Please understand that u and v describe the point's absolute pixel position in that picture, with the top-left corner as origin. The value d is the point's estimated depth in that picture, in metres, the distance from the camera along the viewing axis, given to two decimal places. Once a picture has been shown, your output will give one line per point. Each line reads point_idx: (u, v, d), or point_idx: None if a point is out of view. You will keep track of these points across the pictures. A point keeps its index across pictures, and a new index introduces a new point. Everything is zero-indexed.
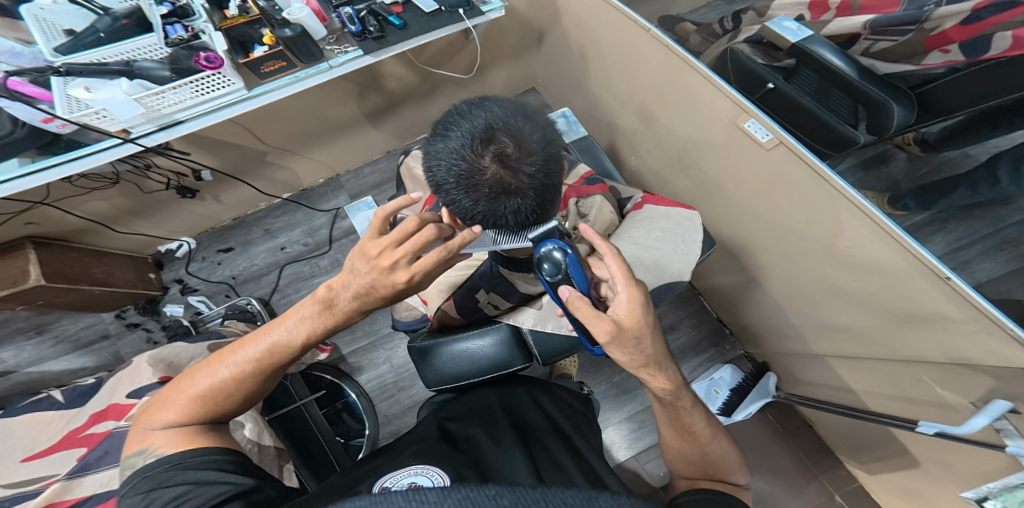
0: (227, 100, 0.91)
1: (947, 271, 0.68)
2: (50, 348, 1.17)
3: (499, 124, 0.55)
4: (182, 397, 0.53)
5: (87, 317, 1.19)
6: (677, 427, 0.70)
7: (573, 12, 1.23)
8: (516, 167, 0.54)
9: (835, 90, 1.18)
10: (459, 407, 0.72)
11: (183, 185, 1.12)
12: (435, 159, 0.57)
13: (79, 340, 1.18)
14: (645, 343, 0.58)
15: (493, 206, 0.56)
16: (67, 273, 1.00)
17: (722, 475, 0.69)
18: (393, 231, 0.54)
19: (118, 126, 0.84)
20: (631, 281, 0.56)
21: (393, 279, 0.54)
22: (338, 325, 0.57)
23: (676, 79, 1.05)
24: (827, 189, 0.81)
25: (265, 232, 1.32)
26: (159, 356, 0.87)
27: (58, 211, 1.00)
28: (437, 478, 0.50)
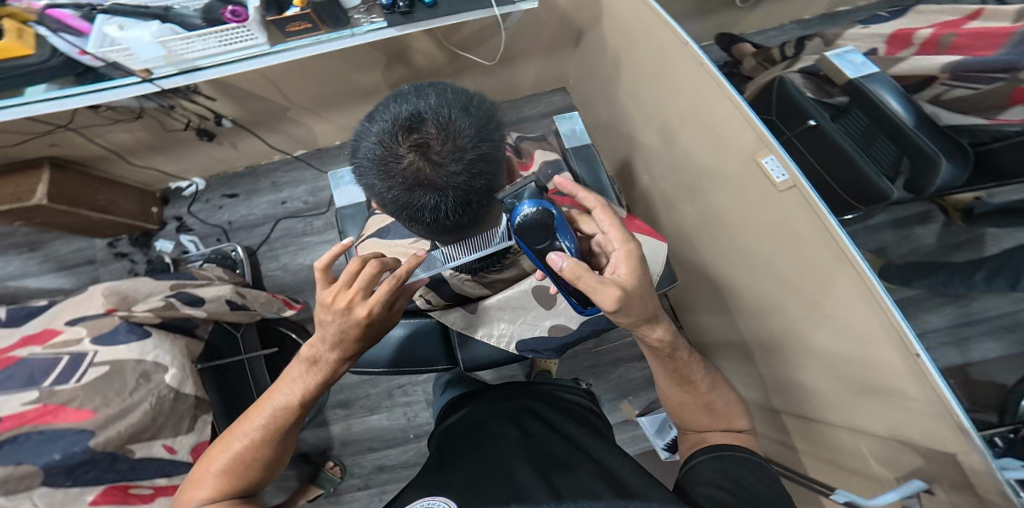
0: (251, 52, 0.97)
1: (919, 349, 0.67)
2: (35, 265, 1.31)
3: (428, 114, 0.55)
4: (208, 476, 0.58)
5: (79, 242, 1.33)
6: (674, 378, 0.74)
7: (615, 16, 1.18)
8: (436, 161, 0.55)
9: (881, 136, 1.13)
10: (457, 427, 0.79)
11: (202, 127, 1.19)
12: (359, 140, 0.59)
13: (64, 261, 1.32)
14: (646, 298, 0.62)
15: (409, 197, 0.57)
16: (71, 198, 1.12)
17: (729, 424, 0.74)
18: (341, 275, 0.58)
19: (142, 66, 0.91)
20: (625, 238, 0.61)
21: (354, 318, 0.58)
22: (328, 378, 0.64)
23: (705, 100, 1.00)
24: (825, 243, 0.79)
25: (272, 185, 1.41)
26: (115, 289, 0.90)
27: (79, 138, 1.09)
28: (445, 503, 0.56)
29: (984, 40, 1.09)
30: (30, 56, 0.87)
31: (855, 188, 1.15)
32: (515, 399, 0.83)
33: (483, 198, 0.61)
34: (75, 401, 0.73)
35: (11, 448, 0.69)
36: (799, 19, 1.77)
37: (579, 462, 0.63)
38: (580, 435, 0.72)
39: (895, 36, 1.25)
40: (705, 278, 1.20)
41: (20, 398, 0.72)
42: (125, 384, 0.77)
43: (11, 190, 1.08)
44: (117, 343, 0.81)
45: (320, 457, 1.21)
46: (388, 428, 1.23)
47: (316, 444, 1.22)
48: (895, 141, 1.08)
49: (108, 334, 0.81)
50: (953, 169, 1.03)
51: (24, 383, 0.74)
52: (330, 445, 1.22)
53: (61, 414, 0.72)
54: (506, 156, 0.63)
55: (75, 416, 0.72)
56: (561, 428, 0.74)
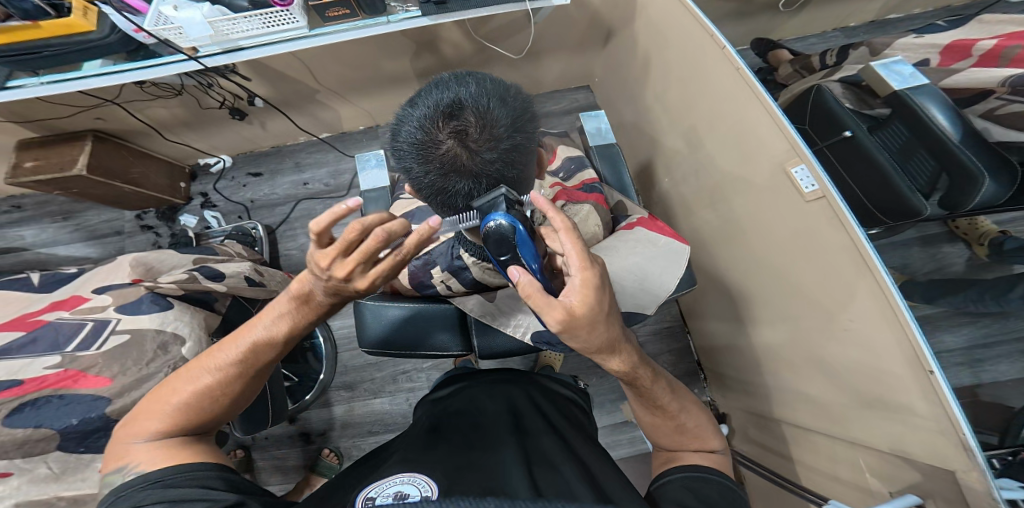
0: (291, 35, 0.98)
1: (933, 366, 0.66)
2: (66, 234, 1.38)
3: (468, 102, 0.56)
4: (164, 406, 0.57)
5: (109, 213, 1.39)
6: (646, 402, 0.68)
7: (648, 16, 1.16)
8: (472, 149, 0.55)
9: (921, 151, 1.09)
10: (455, 406, 0.80)
11: (236, 106, 1.22)
12: (400, 125, 0.60)
13: (95, 231, 1.38)
14: (599, 329, 0.56)
15: (443, 182, 0.58)
16: (108, 170, 1.16)
17: (702, 444, 0.69)
18: (339, 239, 0.54)
19: (189, 44, 0.93)
20: (585, 263, 0.55)
21: (354, 285, 0.58)
22: (317, 317, 0.63)
23: (736, 104, 0.98)
24: (852, 255, 0.77)
25: (295, 166, 1.44)
26: (141, 260, 0.94)
27: (122, 111, 1.14)
28: (424, 488, 0.55)
29: None
30: (91, 33, 0.88)
31: (886, 203, 1.11)
32: (522, 385, 0.84)
33: (514, 188, 0.62)
34: (94, 369, 0.75)
35: (31, 412, 0.71)
36: (843, 27, 1.70)
37: (567, 462, 0.63)
38: (573, 438, 0.72)
39: (951, 47, 1.19)
40: (719, 287, 1.17)
41: (42, 364, 0.76)
42: (142, 353, 0.78)
43: (53, 160, 1.13)
44: (140, 313, 0.83)
45: (321, 437, 1.24)
46: (389, 413, 1.26)
47: (318, 424, 1.25)
48: (936, 155, 1.05)
49: (132, 303, 0.84)
50: (994, 188, 1.00)
51: (48, 346, 0.78)
52: (331, 426, 1.25)
53: (81, 380, 0.74)
54: (538, 150, 0.63)
55: (93, 383, 0.74)
56: (556, 425, 0.74)
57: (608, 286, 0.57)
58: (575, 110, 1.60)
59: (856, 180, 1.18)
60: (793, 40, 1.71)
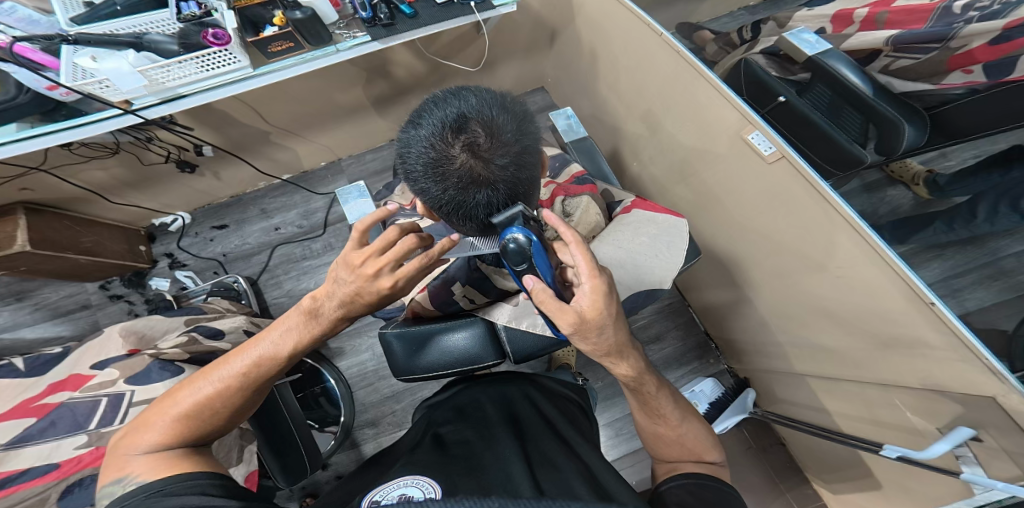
0: (234, 76, 0.92)
1: (932, 297, 0.71)
2: (27, 314, 1.18)
3: (472, 113, 0.54)
4: (165, 417, 0.51)
5: (69, 286, 1.20)
6: (646, 411, 0.70)
7: (587, 14, 1.23)
8: (484, 160, 0.53)
9: (848, 108, 1.19)
10: (450, 412, 0.74)
11: (183, 159, 1.12)
12: (406, 147, 0.57)
13: (59, 308, 1.19)
14: (608, 332, 0.57)
15: (462, 196, 0.55)
16: (54, 241, 1.01)
17: (700, 456, 0.68)
18: (376, 241, 0.57)
19: (120, 97, 0.84)
20: (596, 271, 0.54)
21: (377, 285, 0.56)
22: (320, 336, 0.59)
23: (686, 87, 1.05)
24: (827, 209, 0.83)
25: (262, 212, 1.33)
26: (131, 328, 0.86)
27: (55, 178, 1.01)
28: (427, 490, 0.50)
29: (914, 16, 1.19)
30: None
31: (833, 156, 1.22)
32: (517, 386, 0.80)
33: (529, 192, 0.60)
34: None
35: (82, 492, 0.64)
36: (744, 7, 1.88)
37: (567, 458, 0.59)
38: (570, 434, 0.67)
39: (836, 16, 1.35)
40: (711, 257, 1.21)
41: (70, 445, 0.69)
42: None
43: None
44: (151, 382, 0.75)
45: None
46: None
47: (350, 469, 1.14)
48: (860, 110, 1.16)
49: (142, 374, 0.76)
50: (913, 132, 1.09)
51: (69, 427, 0.71)
52: None
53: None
54: (543, 155, 0.62)
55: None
56: (555, 423, 0.70)
57: (617, 291, 0.57)
58: (537, 112, 1.64)
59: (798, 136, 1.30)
60: (709, 21, 1.89)
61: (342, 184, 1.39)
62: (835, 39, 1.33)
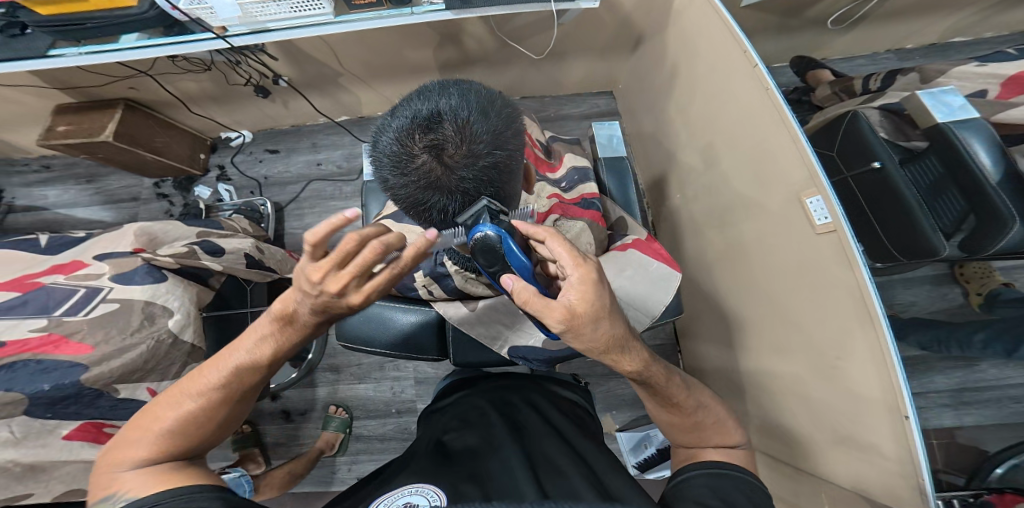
0: (317, 20, 1.01)
1: (909, 411, 0.66)
2: (86, 196, 1.48)
3: (447, 114, 0.56)
4: (150, 435, 0.53)
5: (129, 180, 1.49)
6: (660, 400, 0.68)
7: (682, 26, 1.13)
8: (448, 163, 0.56)
9: (953, 189, 1.01)
10: (456, 419, 0.78)
11: (261, 84, 1.26)
12: (381, 135, 0.61)
13: (113, 196, 1.48)
14: (602, 327, 0.54)
15: (423, 195, 0.59)
16: (133, 137, 1.24)
17: (721, 440, 0.70)
18: (332, 254, 0.51)
19: (218, 23, 0.97)
20: (579, 260, 0.54)
21: (347, 301, 0.55)
22: (300, 339, 0.60)
23: (759, 126, 0.94)
24: (852, 296, 0.75)
25: (312, 145, 1.49)
26: (146, 230, 0.97)
27: (155, 83, 1.20)
28: (432, 498, 0.55)
29: None
30: (130, 8, 0.92)
31: (902, 241, 1.07)
32: (522, 391, 0.85)
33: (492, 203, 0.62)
34: (77, 335, 0.78)
35: (7, 375, 0.74)
36: (895, 50, 1.64)
37: (567, 460, 0.64)
38: (576, 438, 0.72)
39: (1015, 78, 1.07)
40: (716, 312, 1.16)
41: (27, 326, 0.79)
42: (128, 323, 0.82)
43: (86, 125, 1.20)
44: (132, 283, 0.87)
45: (301, 416, 1.33)
46: (372, 397, 1.33)
47: (299, 404, 1.33)
48: (967, 197, 0.98)
49: (127, 273, 0.88)
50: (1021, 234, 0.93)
51: (37, 309, 0.82)
52: (312, 407, 1.33)
53: (61, 346, 0.77)
54: (519, 167, 0.63)
55: (73, 350, 0.77)
56: (557, 427, 0.75)
57: (608, 282, 0.55)
58: (593, 114, 1.58)
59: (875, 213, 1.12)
60: (839, 60, 1.65)
61: None
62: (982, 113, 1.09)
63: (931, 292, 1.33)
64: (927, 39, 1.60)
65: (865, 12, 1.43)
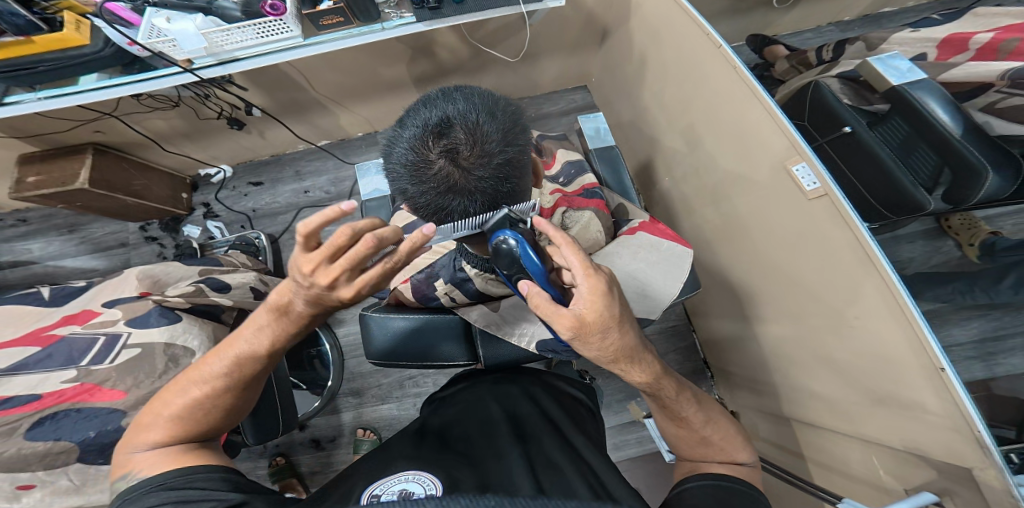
0: (285, 44, 0.98)
1: (943, 363, 0.68)
2: (73, 246, 1.37)
3: (456, 119, 0.55)
4: (161, 418, 0.55)
5: (114, 225, 1.37)
6: (670, 415, 0.69)
7: (644, 17, 1.17)
8: (463, 167, 0.55)
9: (922, 145, 1.07)
10: (456, 411, 0.76)
11: (233, 116, 1.21)
12: (393, 148, 0.59)
13: (101, 243, 1.37)
14: (612, 336, 0.56)
15: (441, 201, 0.57)
16: (110, 182, 1.15)
17: (729, 457, 0.68)
18: (325, 245, 0.51)
19: (183, 56, 0.92)
20: (590, 270, 0.55)
21: (338, 295, 0.54)
22: (295, 329, 0.58)
23: (738, 106, 0.98)
24: (859, 255, 0.78)
25: (296, 173, 1.44)
26: (148, 272, 0.91)
27: (122, 124, 1.13)
28: (427, 486, 0.54)
29: None
30: (84, 46, 0.87)
31: (888, 197, 1.11)
32: (522, 383, 0.81)
33: (510, 204, 0.61)
34: (109, 382, 0.75)
35: (51, 425, 0.73)
36: (837, 22, 1.76)
37: (567, 461, 0.62)
38: (573, 432, 0.70)
39: (947, 41, 1.18)
40: (724, 286, 1.18)
41: (58, 378, 0.76)
42: (154, 366, 0.77)
43: (56, 174, 1.12)
44: (149, 325, 0.81)
45: (331, 443, 1.25)
46: (398, 418, 1.27)
47: (328, 431, 1.26)
48: (937, 149, 1.04)
49: (141, 317, 0.82)
50: (999, 182, 0.99)
51: (63, 360, 0.78)
52: (340, 432, 1.26)
53: (95, 393, 0.74)
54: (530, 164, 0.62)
55: (107, 396, 0.75)
56: (556, 419, 0.73)
57: (618, 291, 0.57)
58: (573, 110, 1.62)
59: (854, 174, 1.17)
60: (788, 35, 1.76)
61: (373, 155, 1.46)
62: (935, 69, 1.17)
63: (924, 246, 1.42)
64: (862, 10, 1.73)
65: None
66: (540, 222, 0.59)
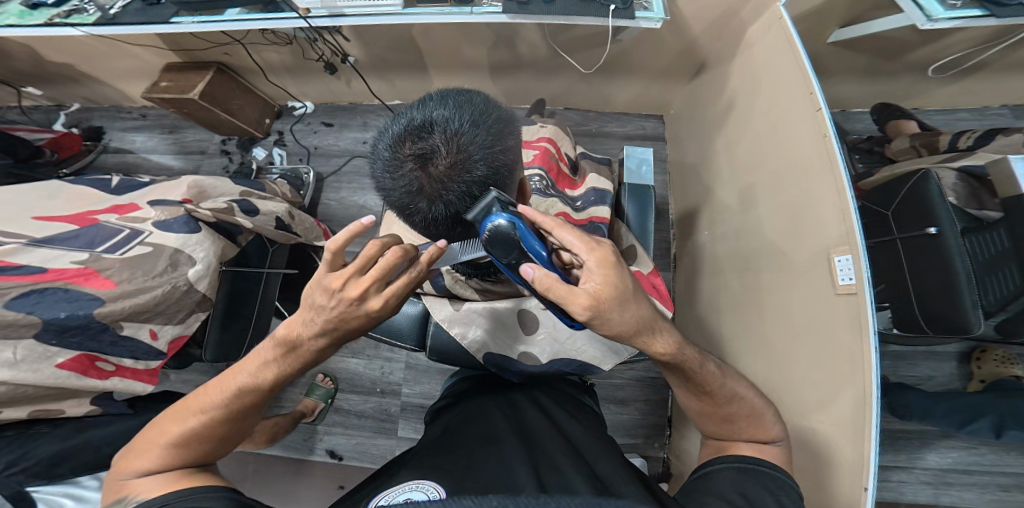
0: (386, 11, 1.08)
1: (869, 485, 0.68)
2: (164, 145, 1.73)
3: (439, 128, 0.61)
4: (155, 448, 0.58)
5: (202, 135, 1.71)
6: (693, 389, 0.68)
7: (751, 59, 1.07)
8: (432, 170, 0.61)
9: (1010, 267, 0.93)
10: (461, 415, 0.78)
11: (331, 62, 1.39)
12: (380, 139, 0.66)
13: (185, 147, 1.71)
14: (629, 308, 0.55)
15: (409, 199, 0.64)
16: (215, 98, 1.41)
17: (755, 435, 0.69)
18: (354, 260, 0.56)
19: (303, 6, 1.08)
20: (587, 242, 0.55)
21: (367, 307, 0.56)
22: (299, 365, 0.61)
23: (808, 175, 0.88)
24: (851, 365, 0.73)
25: (363, 124, 1.63)
26: (197, 183, 1.12)
27: (244, 51, 1.36)
28: (431, 493, 0.55)
29: None
30: None
31: (932, 311, 0.98)
32: (527, 392, 0.83)
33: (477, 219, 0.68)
34: (105, 272, 0.87)
35: (35, 298, 0.82)
36: (1014, 104, 1.44)
37: (569, 461, 0.62)
38: (572, 431, 0.71)
39: None
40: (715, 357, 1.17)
41: (70, 258, 0.90)
42: (155, 267, 0.91)
43: (183, 82, 1.38)
44: (171, 230, 0.96)
45: (288, 379, 1.46)
46: (360, 373, 1.45)
47: None
48: None
49: (167, 222, 0.97)
50: None
51: (83, 244, 0.93)
52: (303, 371, 1.46)
53: (91, 280, 0.86)
54: (508, 181, 0.67)
55: (100, 285, 0.86)
56: (559, 424, 0.73)
57: (622, 260, 0.56)
58: (637, 136, 1.56)
59: (914, 276, 1.01)
60: (934, 111, 1.49)
61: None
62: None
63: (956, 368, 1.25)
64: None
65: (980, 61, 1.28)
66: (525, 212, 0.60)
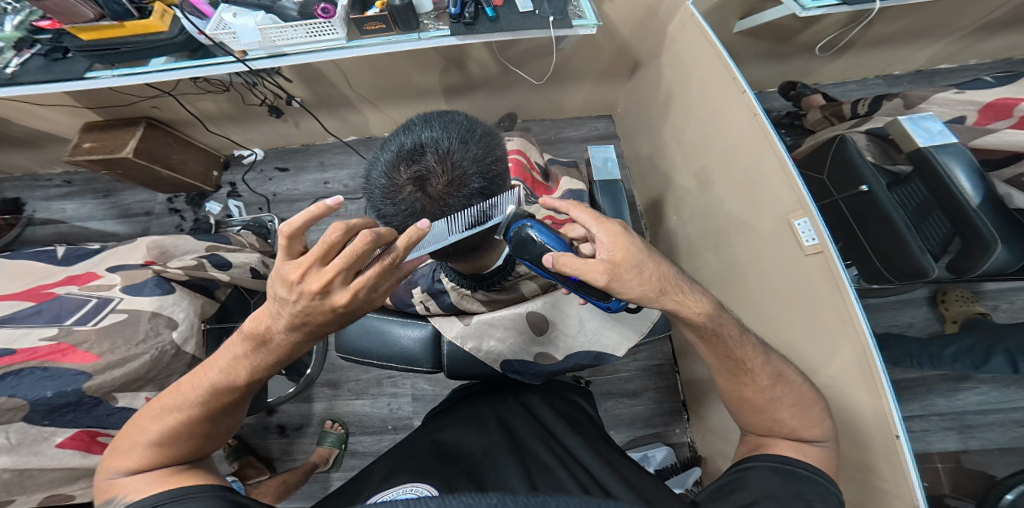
0: (330, 45, 1.04)
1: (899, 431, 0.69)
2: (102, 211, 1.52)
3: (429, 146, 0.59)
4: (137, 447, 0.54)
5: (144, 195, 1.53)
6: (728, 368, 0.66)
7: (676, 52, 1.16)
8: (430, 191, 0.58)
9: (938, 210, 1.01)
10: (458, 416, 0.77)
11: (275, 105, 1.32)
12: (372, 169, 0.63)
13: (128, 210, 1.52)
14: (648, 268, 0.57)
15: (413, 221, 0.61)
16: (153, 155, 1.28)
17: (786, 434, 0.66)
18: (313, 247, 0.49)
19: (239, 48, 1.01)
20: (601, 219, 0.58)
21: (331, 301, 0.51)
22: (277, 358, 0.56)
23: (751, 153, 0.94)
24: (841, 316, 0.77)
25: (320, 165, 1.55)
26: (157, 242, 1.00)
27: (175, 102, 1.26)
28: (426, 491, 0.55)
29: None
30: (161, 33, 0.98)
31: (892, 259, 1.07)
32: (518, 391, 0.82)
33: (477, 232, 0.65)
34: (83, 345, 0.80)
35: (12, 381, 0.76)
36: (884, 75, 1.69)
37: (557, 461, 0.64)
38: (567, 436, 0.71)
39: (992, 105, 1.07)
40: None
41: (38, 334, 0.82)
42: (136, 331, 0.84)
43: (110, 141, 1.24)
44: (142, 294, 0.89)
45: (296, 430, 1.32)
46: (370, 415, 1.32)
47: (297, 417, 1.33)
48: (951, 218, 0.98)
49: (137, 285, 0.90)
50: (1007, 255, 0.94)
51: (49, 319, 0.84)
52: (308, 420, 1.32)
53: (68, 354, 0.79)
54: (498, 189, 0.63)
55: (79, 359, 0.79)
56: (546, 421, 0.75)
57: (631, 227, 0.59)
58: (592, 137, 1.63)
59: (863, 231, 1.12)
60: (831, 85, 1.71)
61: None
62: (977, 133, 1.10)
63: (929, 312, 1.38)
64: (916, 65, 1.66)
65: (852, 40, 1.48)
66: (545, 201, 0.61)
